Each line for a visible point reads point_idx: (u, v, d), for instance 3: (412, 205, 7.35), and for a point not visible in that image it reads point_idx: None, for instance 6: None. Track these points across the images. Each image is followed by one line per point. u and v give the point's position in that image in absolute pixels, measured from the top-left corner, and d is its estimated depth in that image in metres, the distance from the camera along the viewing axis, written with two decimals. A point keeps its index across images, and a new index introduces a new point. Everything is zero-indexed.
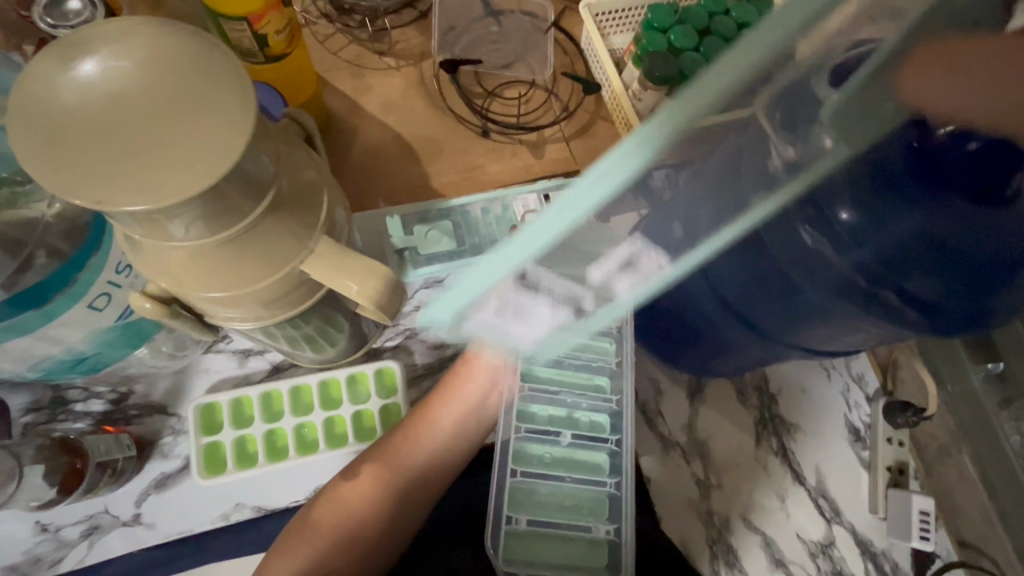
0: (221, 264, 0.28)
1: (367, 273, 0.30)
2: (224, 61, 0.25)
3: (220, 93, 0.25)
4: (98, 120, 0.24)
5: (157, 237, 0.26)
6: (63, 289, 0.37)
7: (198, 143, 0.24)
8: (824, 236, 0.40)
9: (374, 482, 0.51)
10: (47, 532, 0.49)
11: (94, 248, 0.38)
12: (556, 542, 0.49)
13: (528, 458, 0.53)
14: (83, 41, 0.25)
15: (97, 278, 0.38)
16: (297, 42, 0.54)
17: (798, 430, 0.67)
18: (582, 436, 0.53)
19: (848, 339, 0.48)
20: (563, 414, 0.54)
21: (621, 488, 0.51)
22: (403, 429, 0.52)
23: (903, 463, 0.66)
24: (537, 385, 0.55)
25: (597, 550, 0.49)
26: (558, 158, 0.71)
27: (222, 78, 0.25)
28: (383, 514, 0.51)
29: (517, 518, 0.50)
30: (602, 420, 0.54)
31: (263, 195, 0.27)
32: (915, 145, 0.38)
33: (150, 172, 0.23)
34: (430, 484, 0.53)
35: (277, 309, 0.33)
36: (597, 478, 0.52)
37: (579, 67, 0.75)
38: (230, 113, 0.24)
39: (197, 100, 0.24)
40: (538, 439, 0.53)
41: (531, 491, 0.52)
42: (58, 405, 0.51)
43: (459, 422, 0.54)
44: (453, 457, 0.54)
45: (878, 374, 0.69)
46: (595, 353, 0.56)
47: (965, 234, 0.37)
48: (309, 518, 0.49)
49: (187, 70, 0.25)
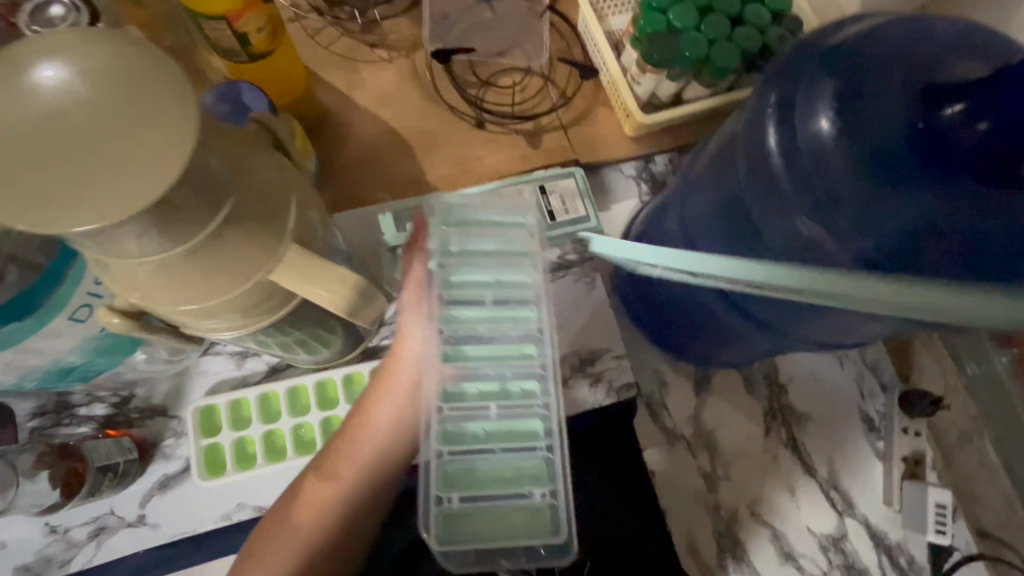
0: (185, 278, 0.27)
1: (338, 280, 0.29)
2: (162, 67, 0.24)
3: (161, 101, 0.24)
4: (38, 136, 0.23)
5: (116, 254, 0.25)
6: (44, 300, 0.37)
7: (142, 155, 0.23)
8: (822, 227, 0.37)
9: (339, 480, 0.46)
10: (56, 533, 0.50)
11: (69, 261, 0.38)
12: (493, 521, 0.40)
13: (458, 437, 0.42)
14: (17, 53, 0.24)
15: (74, 290, 0.38)
16: (282, 38, 0.53)
17: (809, 420, 0.65)
18: (512, 406, 0.43)
19: (856, 331, 0.46)
20: (493, 387, 0.43)
21: (555, 451, 0.41)
22: (350, 421, 0.48)
23: (920, 454, 0.64)
24: (462, 365, 0.43)
25: (537, 521, 0.40)
26: (556, 147, 0.69)
27: (162, 84, 0.24)
28: (347, 510, 0.46)
29: (446, 497, 0.40)
30: (535, 386, 0.43)
31: (221, 205, 0.26)
32: (922, 127, 0.34)
33: (95, 188, 0.22)
34: (381, 479, 0.47)
35: (255, 318, 0.32)
36: (530, 445, 0.42)
37: (576, 51, 0.73)
38: (172, 121, 0.23)
39: (138, 109, 0.23)
40: (464, 416, 0.42)
41: (465, 470, 0.42)
42: (63, 410, 0.52)
43: (397, 417, 0.47)
44: (399, 450, 0.48)
45: (895, 362, 0.67)
46: (514, 322, 0.44)
47: (976, 214, 0.34)
48: (279, 519, 0.46)
49: (124, 77, 0.24)
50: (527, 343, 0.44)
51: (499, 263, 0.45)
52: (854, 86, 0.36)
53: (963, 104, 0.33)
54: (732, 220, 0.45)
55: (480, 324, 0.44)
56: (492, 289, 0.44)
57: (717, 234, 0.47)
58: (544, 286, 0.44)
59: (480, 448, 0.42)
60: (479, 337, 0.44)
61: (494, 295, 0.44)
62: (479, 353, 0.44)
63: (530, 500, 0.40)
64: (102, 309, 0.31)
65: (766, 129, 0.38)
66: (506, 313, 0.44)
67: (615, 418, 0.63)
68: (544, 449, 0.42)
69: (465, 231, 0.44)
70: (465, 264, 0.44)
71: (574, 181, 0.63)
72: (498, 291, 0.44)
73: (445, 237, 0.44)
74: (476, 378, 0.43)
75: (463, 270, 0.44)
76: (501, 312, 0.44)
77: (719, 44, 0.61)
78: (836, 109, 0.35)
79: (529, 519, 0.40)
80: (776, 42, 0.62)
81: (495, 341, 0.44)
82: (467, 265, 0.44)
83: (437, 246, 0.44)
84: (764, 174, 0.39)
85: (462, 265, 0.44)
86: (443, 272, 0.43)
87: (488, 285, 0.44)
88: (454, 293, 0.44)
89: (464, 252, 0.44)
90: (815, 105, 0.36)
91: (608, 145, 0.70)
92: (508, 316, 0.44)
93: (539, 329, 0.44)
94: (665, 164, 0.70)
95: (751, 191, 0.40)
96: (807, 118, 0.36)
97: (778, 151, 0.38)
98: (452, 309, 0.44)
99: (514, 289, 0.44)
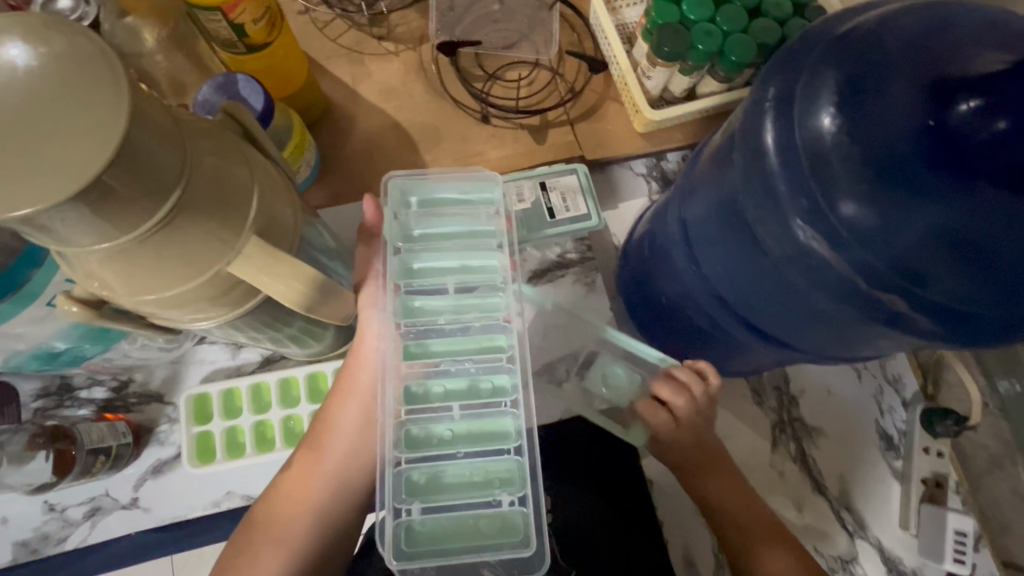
0: (140, 269, 0.27)
1: (298, 276, 0.30)
2: (93, 49, 0.24)
3: (92, 82, 0.23)
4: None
5: (68, 244, 0.25)
6: (15, 292, 0.36)
7: (73, 138, 0.22)
8: (818, 231, 0.34)
9: (316, 474, 0.46)
10: (54, 511, 0.52)
11: (35, 264, 0.36)
12: (457, 528, 0.37)
13: (424, 440, 0.39)
14: None
15: (45, 284, 0.37)
16: (279, 29, 0.54)
17: (820, 435, 0.62)
18: (482, 404, 0.40)
19: (866, 347, 0.43)
20: (461, 386, 0.41)
21: (523, 453, 0.38)
22: (322, 418, 0.48)
23: (941, 476, 0.61)
24: (428, 361, 0.41)
25: (507, 531, 0.36)
26: (562, 142, 0.67)
27: (93, 66, 0.23)
28: (321, 511, 0.46)
29: (409, 507, 0.37)
30: (505, 381, 0.40)
31: (169, 192, 0.25)
32: (932, 124, 0.31)
33: (24, 171, 0.22)
34: (353, 480, 0.47)
35: (219, 311, 0.32)
36: (499, 447, 0.39)
37: (587, 44, 0.71)
38: (104, 103, 0.23)
39: (70, 92, 0.23)
40: (429, 418, 0.39)
41: (433, 477, 0.38)
42: (65, 392, 0.54)
43: (364, 415, 0.47)
44: (367, 448, 0.47)
45: (918, 376, 0.64)
46: (481, 312, 0.42)
47: (983, 219, 0.31)
48: (260, 517, 0.46)
49: (55, 62, 0.23)
50: (495, 335, 0.42)
51: (463, 246, 0.43)
52: (859, 79, 0.33)
53: (981, 99, 0.30)
54: (731, 223, 0.42)
55: (443, 316, 0.42)
56: (455, 276, 0.42)
57: (715, 233, 0.44)
58: (511, 270, 0.43)
59: (447, 452, 0.38)
60: (442, 331, 0.42)
61: (457, 282, 0.42)
62: (444, 348, 0.42)
63: (498, 507, 0.37)
64: (64, 296, 0.31)
65: (763, 125, 0.36)
66: (472, 303, 0.42)
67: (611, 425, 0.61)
68: (514, 451, 0.39)
69: (424, 216, 0.44)
70: (427, 247, 0.43)
71: (576, 178, 0.61)
72: (461, 277, 0.42)
73: (404, 222, 0.43)
74: (442, 376, 0.41)
75: (424, 257, 0.43)
76: (467, 299, 0.42)
77: (734, 36, 0.58)
78: (837, 104, 0.33)
79: (497, 530, 0.36)
80: (796, 32, 0.59)
81: (463, 334, 0.42)
82: (427, 250, 0.43)
83: (396, 232, 0.43)
84: (761, 175, 0.36)
85: (422, 250, 0.43)
86: (401, 259, 0.42)
87: (453, 271, 0.43)
88: (414, 282, 0.42)
89: (425, 236, 0.44)
90: (815, 99, 0.34)
91: (617, 142, 0.67)
92: (474, 308, 0.42)
93: (507, 319, 0.42)
94: (677, 162, 0.69)
95: (745, 191, 0.38)
96: (805, 114, 0.34)
97: (773, 149, 0.35)
98: (414, 300, 0.42)
99: (478, 274, 0.42)
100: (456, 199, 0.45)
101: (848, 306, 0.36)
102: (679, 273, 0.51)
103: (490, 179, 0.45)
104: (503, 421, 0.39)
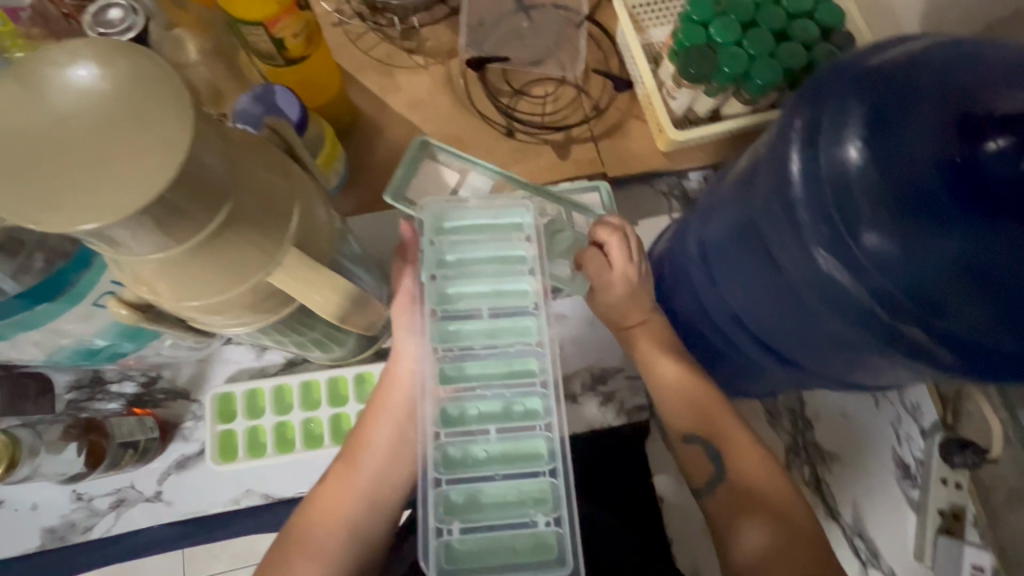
0: (189, 276, 0.28)
1: (335, 288, 0.31)
2: (156, 70, 0.25)
3: (158, 105, 0.24)
4: (43, 139, 0.24)
5: (125, 253, 0.26)
6: (64, 291, 0.38)
7: (140, 157, 0.24)
8: (841, 262, 0.34)
9: (347, 490, 0.47)
10: (81, 500, 0.53)
11: (84, 266, 0.38)
12: (495, 549, 0.38)
13: (459, 461, 0.40)
14: (34, 64, 0.25)
15: (92, 286, 0.39)
16: (317, 43, 0.56)
17: (834, 460, 0.61)
18: (514, 428, 0.41)
19: (886, 377, 0.43)
20: (495, 408, 0.42)
21: (558, 475, 0.39)
22: (356, 435, 0.49)
23: (959, 507, 0.60)
24: (462, 384, 0.42)
25: (541, 551, 0.38)
26: (585, 159, 0.68)
27: (161, 90, 0.25)
28: (352, 525, 0.46)
29: (449, 527, 0.38)
30: (537, 404, 0.41)
31: (220, 206, 0.27)
32: (958, 160, 0.32)
33: (95, 188, 0.23)
34: (387, 500, 0.47)
35: (258, 317, 0.33)
36: (532, 468, 0.40)
37: (613, 63, 0.72)
38: (169, 126, 0.24)
39: (137, 113, 0.24)
40: (467, 439, 0.41)
41: (470, 497, 0.39)
42: (97, 385, 0.56)
43: (395, 434, 0.48)
44: (397, 469, 0.48)
45: (939, 406, 0.62)
46: (515, 336, 0.43)
47: (1004, 255, 0.31)
48: (294, 526, 0.46)
49: (123, 83, 0.25)
50: (527, 358, 0.42)
51: (496, 272, 0.44)
52: (884, 113, 0.33)
53: (1009, 138, 0.31)
54: (753, 251, 0.42)
55: (478, 340, 0.43)
56: (489, 301, 0.43)
57: (734, 255, 0.45)
58: (543, 294, 0.43)
59: (483, 475, 0.40)
60: (477, 355, 0.43)
61: (491, 307, 0.43)
62: (478, 373, 0.42)
63: (532, 527, 0.38)
64: (113, 299, 0.33)
65: (789, 153, 0.36)
66: (506, 327, 0.43)
67: (625, 441, 0.60)
68: (547, 473, 0.40)
69: (457, 241, 0.45)
70: (461, 272, 0.44)
71: (599, 195, 0.62)
72: (495, 302, 0.43)
73: (439, 249, 0.45)
74: (477, 399, 0.42)
75: (459, 282, 0.44)
76: (500, 324, 0.43)
77: (761, 60, 0.58)
78: (864, 136, 0.33)
79: (529, 548, 0.38)
80: (822, 58, 0.59)
81: (497, 359, 0.42)
82: (461, 275, 0.44)
83: (432, 258, 0.44)
84: (783, 202, 0.37)
85: (457, 276, 0.44)
86: (437, 285, 0.43)
87: (486, 296, 0.43)
88: (450, 308, 0.43)
89: (459, 262, 0.44)
90: (842, 131, 0.34)
91: (639, 160, 0.68)
92: (508, 332, 0.43)
93: (539, 343, 0.42)
94: (698, 181, 0.71)
95: (768, 218, 0.39)
96: (832, 145, 0.34)
97: (799, 177, 0.35)
98: (449, 325, 0.43)
99: (512, 299, 0.43)
100: (488, 224, 0.46)
101: (867, 333, 0.36)
102: (700, 294, 0.51)
103: (520, 206, 0.46)
104: (537, 443, 0.41)
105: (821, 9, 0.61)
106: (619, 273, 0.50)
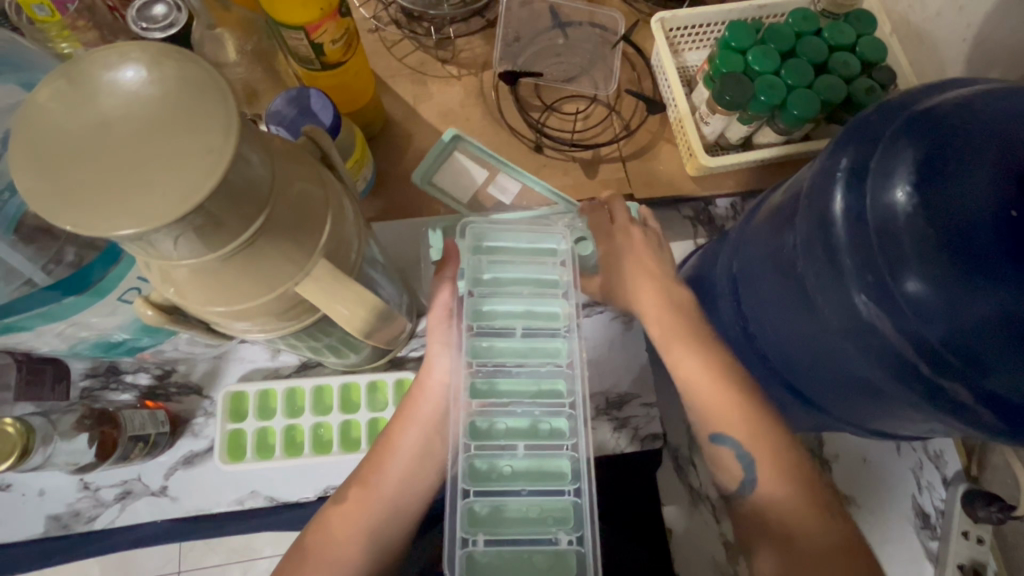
0: (219, 281, 0.28)
1: (363, 303, 0.31)
2: (207, 78, 0.25)
3: (207, 112, 0.25)
4: (91, 143, 0.24)
5: (161, 256, 0.26)
6: (90, 286, 0.38)
7: (190, 160, 0.24)
8: (882, 308, 0.33)
9: (361, 504, 0.46)
10: (88, 489, 0.53)
11: (111, 263, 0.38)
12: (516, 567, 0.36)
13: (484, 473, 0.40)
14: (85, 68, 0.25)
15: (119, 283, 0.39)
16: (354, 49, 0.56)
17: (852, 504, 0.59)
18: (541, 445, 0.40)
19: (915, 428, 0.41)
20: (523, 425, 0.41)
21: (582, 495, 0.38)
22: (375, 447, 0.48)
23: (980, 565, 0.57)
24: (490, 400, 0.41)
25: (560, 570, 0.36)
26: (612, 178, 0.67)
27: (208, 99, 0.25)
28: (364, 539, 0.45)
29: (474, 538, 0.37)
30: (564, 424, 0.41)
31: (260, 213, 0.27)
32: (1014, 215, 0.31)
33: (141, 191, 0.23)
34: (404, 509, 0.46)
35: (280, 324, 0.33)
36: (557, 487, 0.39)
37: (646, 84, 0.71)
38: (214, 135, 0.24)
39: (186, 119, 0.24)
40: (496, 452, 0.40)
41: (494, 510, 0.39)
42: (112, 374, 0.56)
43: (422, 445, 0.47)
44: (421, 480, 0.47)
45: (962, 456, 0.60)
46: (544, 356, 0.43)
47: None
48: (305, 540, 0.45)
49: (173, 89, 0.25)
50: (556, 380, 0.42)
51: (531, 293, 0.43)
52: (935, 160, 0.32)
53: None
54: (788, 286, 0.41)
55: (510, 358, 0.42)
56: (522, 320, 0.43)
57: (766, 292, 0.44)
58: (575, 316, 0.43)
59: (509, 488, 0.39)
60: (510, 372, 0.42)
61: (524, 326, 0.43)
62: (507, 389, 0.42)
63: (554, 545, 0.37)
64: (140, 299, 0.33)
65: (831, 193, 0.36)
66: (537, 347, 0.43)
67: (637, 469, 0.58)
68: (572, 493, 0.39)
69: (497, 262, 0.44)
70: (497, 291, 0.43)
71: None
72: (529, 322, 0.43)
73: (476, 266, 0.44)
74: (505, 414, 0.41)
75: (494, 300, 0.43)
76: (529, 345, 0.43)
77: (799, 90, 0.57)
78: (915, 181, 0.32)
79: (549, 565, 0.36)
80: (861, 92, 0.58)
81: (527, 377, 0.42)
82: (497, 293, 0.43)
83: (468, 275, 0.43)
84: (825, 243, 0.36)
85: (493, 294, 0.43)
86: (473, 301, 0.43)
87: (519, 315, 0.43)
88: (485, 324, 0.43)
89: (496, 280, 0.44)
90: (891, 174, 0.33)
91: (667, 183, 0.67)
92: (539, 352, 0.43)
93: (568, 364, 0.42)
94: (726, 209, 0.67)
95: (808, 256, 0.37)
96: (879, 187, 0.33)
97: (842, 219, 0.34)
98: (482, 341, 0.42)
99: (543, 320, 0.43)
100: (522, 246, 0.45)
101: (903, 385, 0.34)
102: (727, 327, 0.50)
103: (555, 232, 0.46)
104: (560, 462, 0.40)
105: (864, 43, 0.60)
106: (621, 227, 0.51)
